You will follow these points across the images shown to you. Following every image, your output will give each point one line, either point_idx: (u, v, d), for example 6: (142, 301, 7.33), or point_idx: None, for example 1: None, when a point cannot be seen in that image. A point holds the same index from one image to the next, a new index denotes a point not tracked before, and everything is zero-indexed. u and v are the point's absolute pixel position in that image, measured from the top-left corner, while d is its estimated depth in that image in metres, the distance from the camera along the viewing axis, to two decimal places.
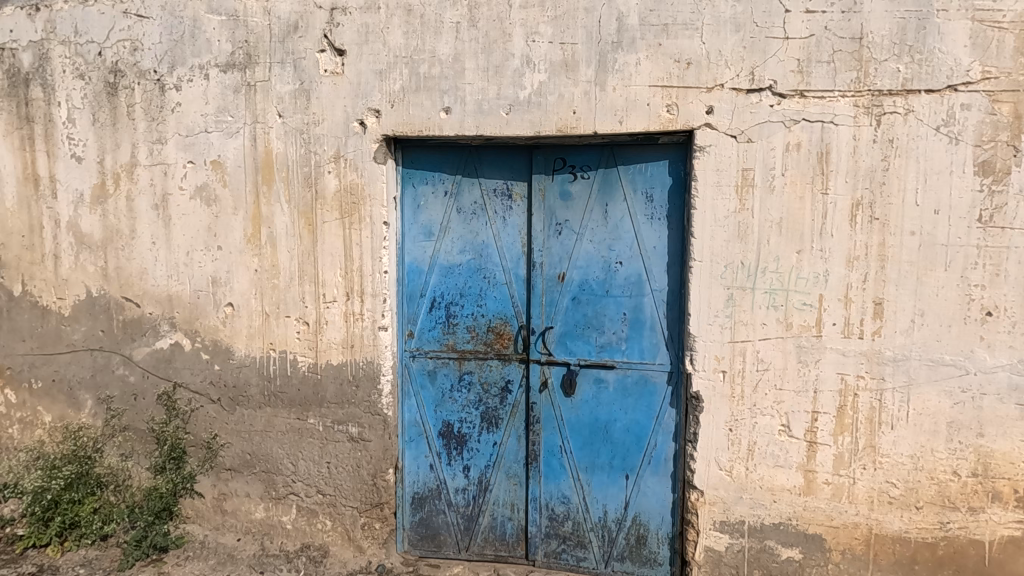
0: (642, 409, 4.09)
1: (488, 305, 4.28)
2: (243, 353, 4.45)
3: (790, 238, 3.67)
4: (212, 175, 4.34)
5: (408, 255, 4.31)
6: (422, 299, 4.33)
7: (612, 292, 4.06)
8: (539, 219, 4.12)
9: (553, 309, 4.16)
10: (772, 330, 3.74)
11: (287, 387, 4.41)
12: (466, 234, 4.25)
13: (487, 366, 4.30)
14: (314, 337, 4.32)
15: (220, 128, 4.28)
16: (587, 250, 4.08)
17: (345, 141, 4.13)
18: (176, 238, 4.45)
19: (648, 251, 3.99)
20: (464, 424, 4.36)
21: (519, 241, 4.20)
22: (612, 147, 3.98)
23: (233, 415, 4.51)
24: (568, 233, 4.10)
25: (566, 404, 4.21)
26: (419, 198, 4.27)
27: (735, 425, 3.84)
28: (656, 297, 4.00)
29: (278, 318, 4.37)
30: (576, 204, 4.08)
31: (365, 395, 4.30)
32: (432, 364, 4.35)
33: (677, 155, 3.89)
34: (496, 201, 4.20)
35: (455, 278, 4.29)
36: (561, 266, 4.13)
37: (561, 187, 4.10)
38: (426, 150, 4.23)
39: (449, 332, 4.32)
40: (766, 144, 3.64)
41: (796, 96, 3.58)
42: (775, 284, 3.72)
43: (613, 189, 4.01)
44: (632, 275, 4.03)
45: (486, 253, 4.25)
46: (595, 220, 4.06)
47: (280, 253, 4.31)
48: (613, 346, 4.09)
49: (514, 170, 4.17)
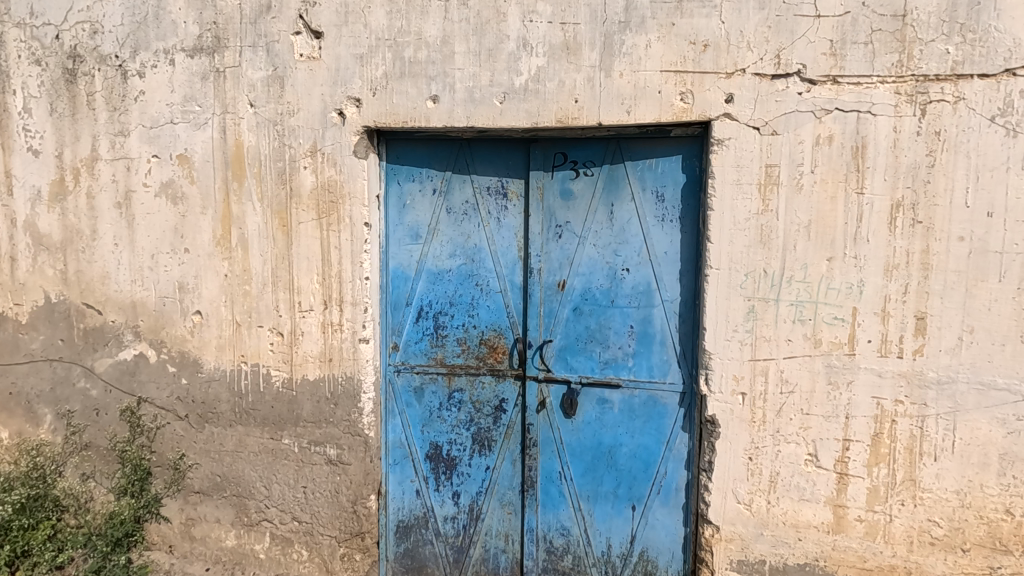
0: (650, 432, 3.67)
1: (480, 315, 3.87)
2: (212, 366, 4.07)
3: (820, 244, 3.24)
4: (179, 171, 3.95)
5: (393, 259, 3.92)
6: (409, 308, 3.93)
7: (617, 302, 3.65)
8: (537, 220, 3.71)
9: (552, 320, 3.75)
10: (799, 348, 3.32)
11: (260, 403, 4.02)
12: (456, 238, 3.85)
13: (479, 383, 3.89)
14: (289, 350, 3.93)
15: (187, 119, 3.89)
16: (590, 255, 3.67)
17: (323, 133, 3.73)
18: (141, 240, 4.06)
19: (659, 257, 3.56)
20: (453, 446, 3.96)
21: (515, 245, 3.79)
22: (619, 141, 3.56)
23: (202, 434, 4.13)
24: (569, 236, 3.69)
25: (566, 426, 3.79)
26: (405, 197, 3.87)
27: (755, 454, 3.42)
28: (667, 308, 3.58)
29: (250, 328, 3.98)
30: (579, 204, 3.66)
31: (344, 413, 3.90)
32: (419, 380, 3.94)
33: (691, 149, 3.47)
34: (490, 201, 3.80)
35: (444, 285, 3.89)
36: (561, 273, 3.71)
37: (562, 185, 3.68)
38: (413, 144, 3.84)
39: (437, 345, 3.92)
40: (793, 136, 3.21)
41: (828, 82, 3.15)
42: (803, 295, 3.29)
43: (619, 187, 3.60)
44: (640, 283, 3.60)
45: (478, 259, 3.84)
46: (599, 222, 3.64)
47: (253, 257, 3.92)
48: (619, 362, 3.68)
49: (509, 166, 3.76)
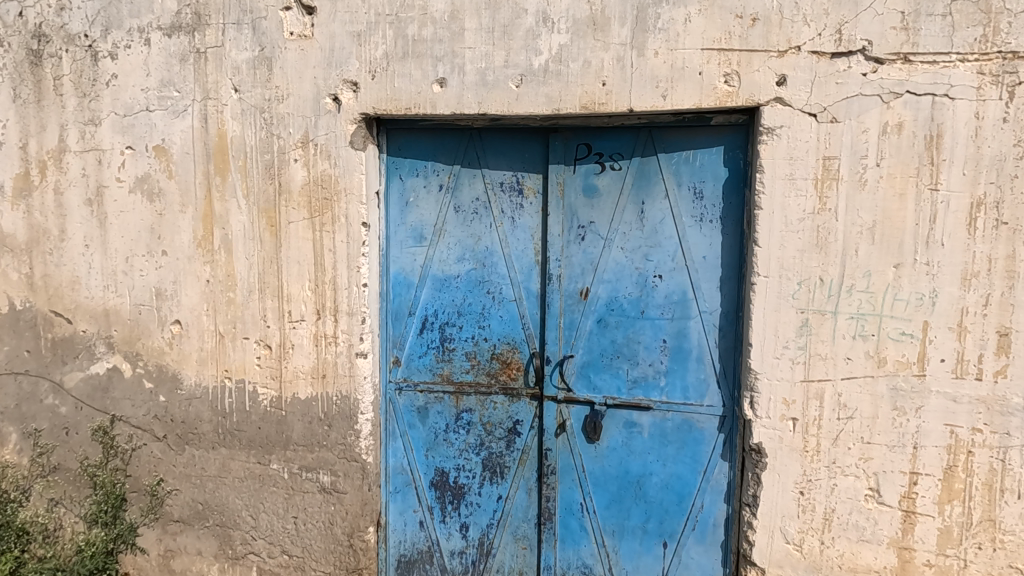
0: (685, 461, 3.25)
1: (492, 327, 3.45)
2: (193, 382, 3.66)
3: (886, 249, 2.81)
4: (155, 164, 3.54)
5: (394, 264, 3.50)
6: (411, 319, 3.51)
7: (648, 313, 3.22)
8: (557, 220, 3.29)
9: (573, 333, 3.33)
10: (860, 367, 2.89)
11: (246, 424, 3.60)
12: (465, 240, 3.43)
13: (491, 402, 3.47)
14: (278, 365, 3.52)
15: (164, 106, 3.47)
16: (618, 260, 3.24)
17: (316, 121, 3.31)
18: (114, 241, 3.64)
19: (696, 262, 3.14)
20: (462, 472, 3.55)
21: (531, 248, 3.37)
22: (652, 130, 3.14)
23: (182, 456, 3.71)
24: (593, 238, 3.26)
25: (589, 452, 3.37)
26: (408, 193, 3.46)
27: (807, 488, 2.99)
28: (705, 320, 3.15)
29: (235, 340, 3.56)
30: (604, 202, 3.24)
31: (339, 436, 3.48)
32: (424, 399, 3.53)
33: (734, 139, 3.04)
34: (504, 198, 3.38)
35: (451, 293, 3.47)
36: (583, 280, 3.29)
37: (586, 181, 3.26)
38: (417, 134, 3.41)
39: (444, 359, 3.51)
40: (856, 124, 2.78)
41: (898, 61, 2.72)
42: (865, 308, 2.86)
43: (651, 182, 3.17)
44: (674, 292, 3.18)
45: (490, 263, 3.42)
46: (628, 222, 3.21)
47: (238, 260, 3.50)
48: (649, 381, 3.25)
49: (525, 159, 3.34)
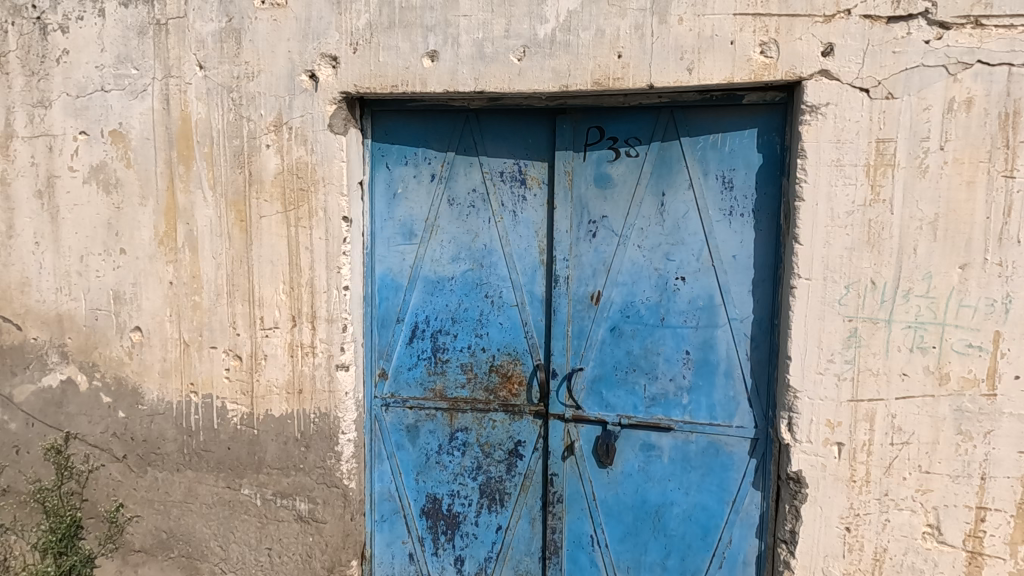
0: (710, 489, 2.85)
1: (491, 336, 3.04)
2: (155, 397, 3.26)
3: (951, 247, 2.40)
4: (112, 151, 3.13)
5: (380, 264, 3.10)
6: (400, 326, 3.11)
7: (669, 320, 2.82)
8: (564, 214, 2.89)
9: (582, 343, 2.92)
10: (918, 385, 2.48)
11: (214, 444, 3.21)
12: (461, 237, 3.03)
13: (489, 421, 3.07)
14: (250, 378, 3.12)
15: (121, 85, 3.07)
16: (634, 260, 2.84)
17: (290, 102, 2.91)
18: (67, 238, 3.23)
19: (724, 262, 2.74)
20: (456, 499, 3.15)
21: (536, 246, 2.97)
22: (674, 111, 2.74)
23: (144, 479, 3.31)
24: (606, 235, 2.86)
25: (600, 478, 2.97)
26: (396, 184, 3.05)
27: (854, 524, 2.58)
28: (735, 329, 2.75)
29: (201, 349, 3.17)
30: (619, 194, 2.84)
31: (317, 459, 3.08)
32: (414, 417, 3.13)
33: (770, 120, 2.64)
34: (505, 189, 2.98)
35: (445, 297, 3.07)
36: (595, 283, 2.89)
37: (597, 169, 2.86)
38: (406, 117, 3.01)
39: (436, 372, 3.11)
40: (917, 101, 2.37)
41: (968, 25, 2.32)
42: (925, 315, 2.45)
43: (672, 170, 2.77)
44: (699, 296, 2.77)
45: (489, 263, 3.02)
46: (646, 216, 2.81)
47: (204, 260, 3.11)
48: (670, 398, 2.85)
49: (529, 145, 2.94)
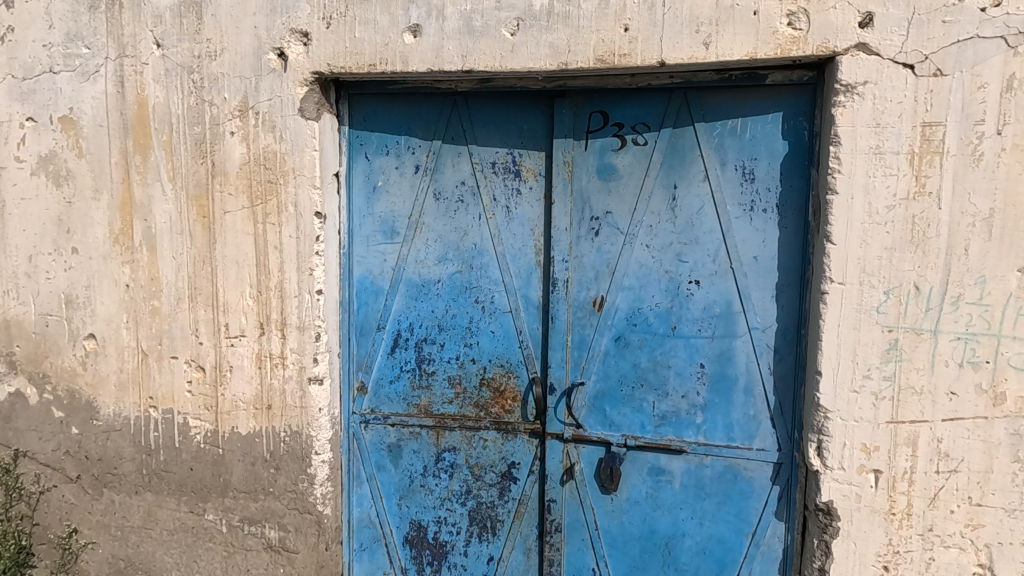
0: (727, 519, 2.53)
1: (482, 346, 2.73)
2: (111, 412, 2.93)
3: (1008, 247, 2.09)
4: (62, 140, 2.80)
5: (358, 265, 2.79)
6: (380, 334, 2.80)
7: (681, 329, 2.50)
8: (564, 209, 2.57)
9: (584, 354, 2.61)
10: (969, 406, 2.16)
11: (176, 464, 2.90)
12: (448, 235, 2.72)
13: (480, 441, 2.76)
14: (214, 392, 2.82)
15: (71, 66, 2.75)
16: (641, 261, 2.52)
17: (257, 83, 2.60)
18: (13, 236, 2.89)
19: (744, 263, 2.42)
20: (443, 527, 2.84)
21: (531, 245, 2.66)
22: (688, 92, 2.43)
23: (100, 502, 2.98)
24: (610, 233, 2.55)
25: (603, 506, 2.65)
26: (376, 176, 2.74)
27: (893, 563, 2.26)
28: (755, 340, 2.43)
29: (161, 359, 2.85)
30: (625, 187, 2.52)
31: (288, 483, 2.77)
32: (396, 435, 2.82)
33: (797, 103, 2.32)
34: (497, 182, 2.67)
35: (430, 302, 2.76)
36: (597, 287, 2.57)
37: (601, 159, 2.54)
38: (388, 101, 2.70)
39: (421, 386, 2.79)
40: (970, 78, 2.05)
41: None
42: (976, 326, 2.13)
43: (685, 160, 2.45)
44: (716, 302, 2.46)
45: (479, 265, 2.71)
46: (655, 212, 2.50)
47: (164, 260, 2.79)
48: (682, 417, 2.53)
49: (524, 132, 2.63)
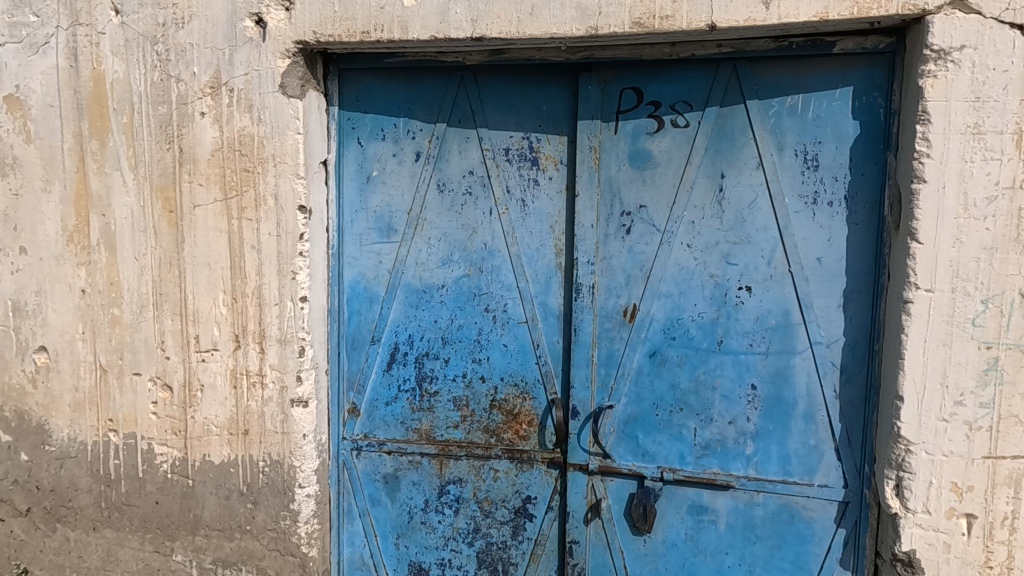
0: (782, 567, 2.16)
1: (492, 361, 2.36)
2: (65, 436, 2.54)
3: None
4: (7, 122, 2.41)
5: (349, 268, 2.41)
6: (375, 348, 2.42)
7: (728, 344, 2.13)
8: (589, 203, 2.20)
9: (613, 373, 2.23)
10: None
11: (139, 497, 2.51)
12: (453, 233, 2.35)
13: (490, 471, 2.39)
14: (183, 415, 2.43)
15: (18, 36, 2.37)
16: (682, 263, 2.15)
17: (230, 55, 2.22)
18: None
19: (806, 267, 2.04)
20: (447, 571, 2.46)
21: (550, 245, 2.29)
22: (738, 64, 2.06)
23: (53, 540, 2.59)
24: (644, 230, 2.17)
25: (635, 549, 2.28)
26: (370, 164, 2.36)
27: None
28: (819, 357, 2.06)
29: (121, 377, 2.47)
30: (662, 176, 2.15)
31: (267, 520, 2.39)
32: (393, 465, 2.45)
33: (872, 76, 1.95)
34: (511, 171, 2.30)
35: (432, 311, 2.39)
36: (629, 294, 2.20)
37: (634, 144, 2.17)
38: (384, 77, 2.33)
39: (422, 408, 2.42)
40: None
41: None
42: None
43: (735, 144, 2.08)
44: (771, 313, 2.08)
45: (490, 268, 2.34)
46: (698, 206, 2.12)
47: (125, 261, 2.41)
48: (728, 447, 2.16)
49: (542, 113, 2.26)
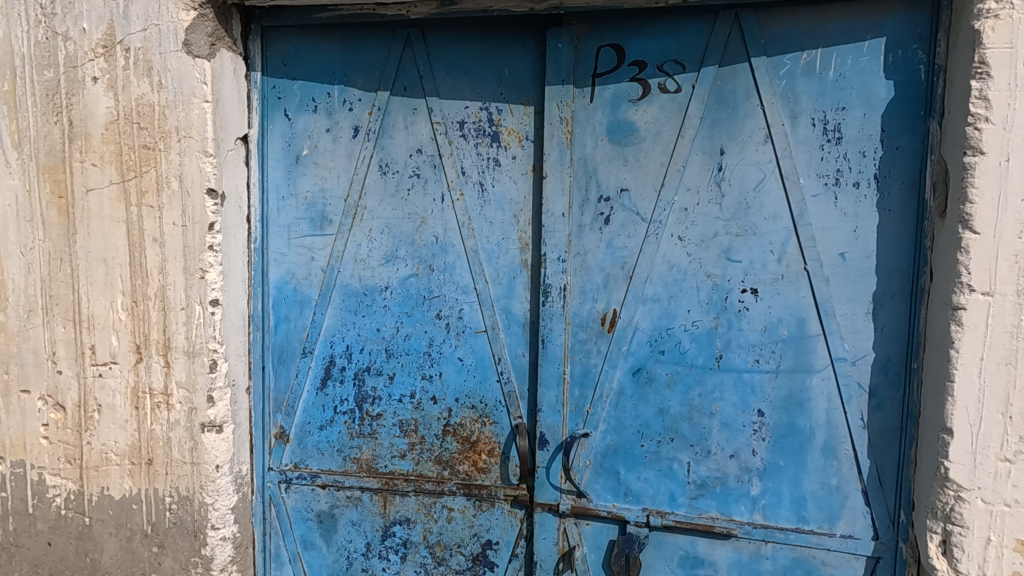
0: None
1: (445, 378, 1.96)
2: None
3: None
4: None
5: (275, 266, 2.03)
6: (307, 362, 2.03)
7: (729, 360, 1.72)
8: (559, 187, 1.80)
9: (589, 394, 1.83)
10: None
11: (29, 538, 2.05)
12: (398, 224, 1.96)
13: (443, 511, 1.99)
14: (78, 440, 2.01)
15: None
16: (672, 260, 1.75)
17: (126, 8, 1.82)
18: None
19: (827, 264, 1.64)
20: None
21: (514, 238, 1.89)
22: (741, 12, 1.66)
23: None
24: (626, 220, 1.77)
25: None
26: (300, 141, 1.98)
27: None
28: (842, 377, 1.65)
29: (7, 395, 2.00)
30: (647, 153, 1.75)
31: (176, 567, 1.99)
32: (328, 501, 2.05)
33: (911, 23, 1.55)
34: (466, 149, 1.90)
35: (374, 317, 1.99)
36: (607, 297, 1.80)
37: (613, 115, 1.77)
38: (317, 36, 1.96)
39: (362, 434, 2.02)
40: None
41: None
42: None
43: (737, 113, 1.68)
44: (783, 322, 1.68)
45: (442, 267, 1.94)
46: (692, 190, 1.72)
47: (9, 256, 1.95)
48: (729, 487, 1.75)
49: (503, 78, 1.87)
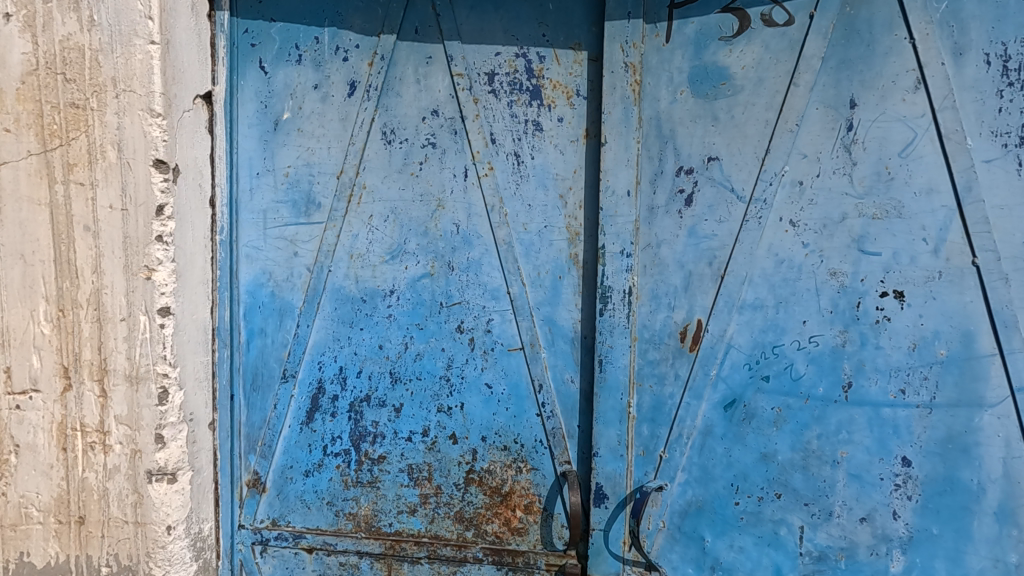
0: None
1: (469, 411, 1.50)
2: None
3: None
4: None
5: (246, 264, 1.57)
6: (288, 389, 1.57)
7: (860, 389, 1.26)
8: (624, 155, 1.34)
9: (664, 433, 1.36)
10: None
11: None
12: (407, 209, 1.50)
13: None
14: None
15: None
16: (782, 254, 1.29)
17: None
18: None
19: (1007, 258, 1.18)
20: None
21: (560, 226, 1.44)
22: None
23: None
24: (717, 199, 1.31)
25: None
26: (280, 103, 1.53)
27: None
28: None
29: None
30: (746, 108, 1.29)
31: None
32: (316, 570, 1.58)
33: None
34: (497, 109, 1.45)
35: (375, 330, 1.53)
36: (690, 304, 1.33)
37: (698, 58, 1.32)
38: None
39: (359, 483, 1.55)
40: None
41: None
42: None
43: (873, 51, 1.23)
44: (940, 338, 1.22)
45: (464, 265, 1.48)
46: (812, 156, 1.26)
47: None
48: (858, 561, 1.29)
49: (546, 15, 1.42)
